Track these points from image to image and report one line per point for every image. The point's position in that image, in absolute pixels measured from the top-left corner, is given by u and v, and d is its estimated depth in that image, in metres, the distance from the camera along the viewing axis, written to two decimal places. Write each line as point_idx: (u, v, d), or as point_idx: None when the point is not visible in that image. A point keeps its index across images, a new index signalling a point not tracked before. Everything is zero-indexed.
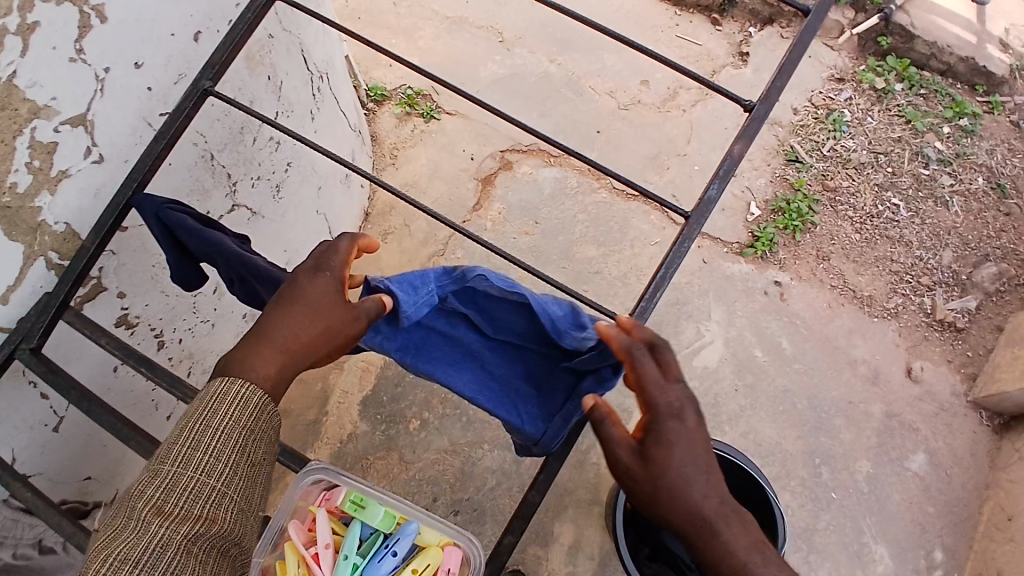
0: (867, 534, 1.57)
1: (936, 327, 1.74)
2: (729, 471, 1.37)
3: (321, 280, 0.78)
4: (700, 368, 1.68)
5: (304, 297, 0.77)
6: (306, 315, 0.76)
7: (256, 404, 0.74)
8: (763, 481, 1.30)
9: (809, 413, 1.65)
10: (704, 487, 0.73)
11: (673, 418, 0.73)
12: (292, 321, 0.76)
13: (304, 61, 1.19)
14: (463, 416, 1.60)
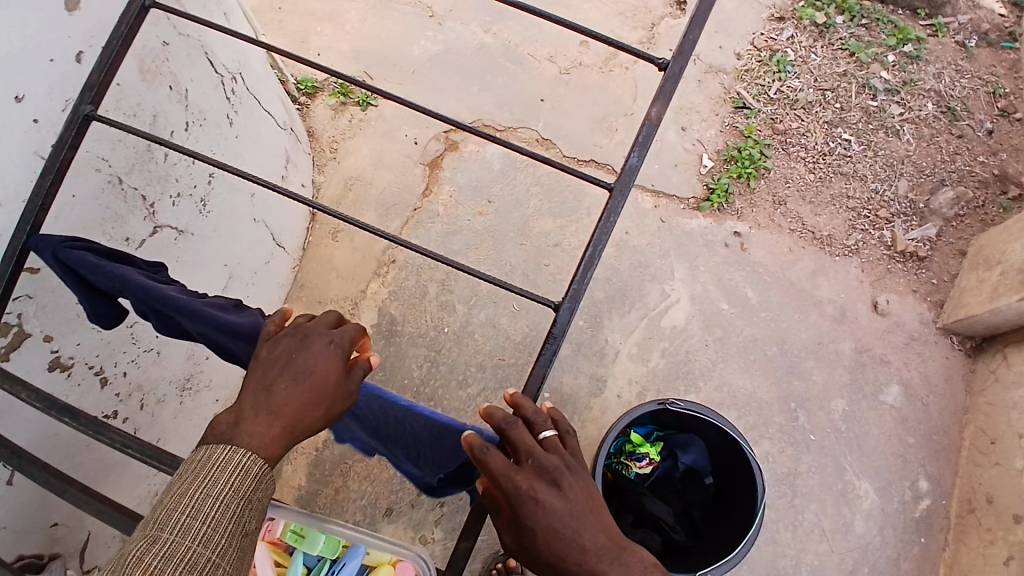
0: (850, 472, 1.58)
1: (899, 258, 1.74)
2: (708, 429, 1.36)
3: (335, 354, 0.70)
4: (669, 329, 1.67)
5: (312, 369, 0.68)
6: (316, 391, 0.68)
7: (257, 473, 0.62)
8: (739, 437, 1.29)
9: (781, 359, 1.66)
10: (579, 553, 0.66)
11: (526, 501, 0.66)
12: (298, 395, 0.67)
13: (206, 67, 1.16)
14: (438, 407, 1.59)
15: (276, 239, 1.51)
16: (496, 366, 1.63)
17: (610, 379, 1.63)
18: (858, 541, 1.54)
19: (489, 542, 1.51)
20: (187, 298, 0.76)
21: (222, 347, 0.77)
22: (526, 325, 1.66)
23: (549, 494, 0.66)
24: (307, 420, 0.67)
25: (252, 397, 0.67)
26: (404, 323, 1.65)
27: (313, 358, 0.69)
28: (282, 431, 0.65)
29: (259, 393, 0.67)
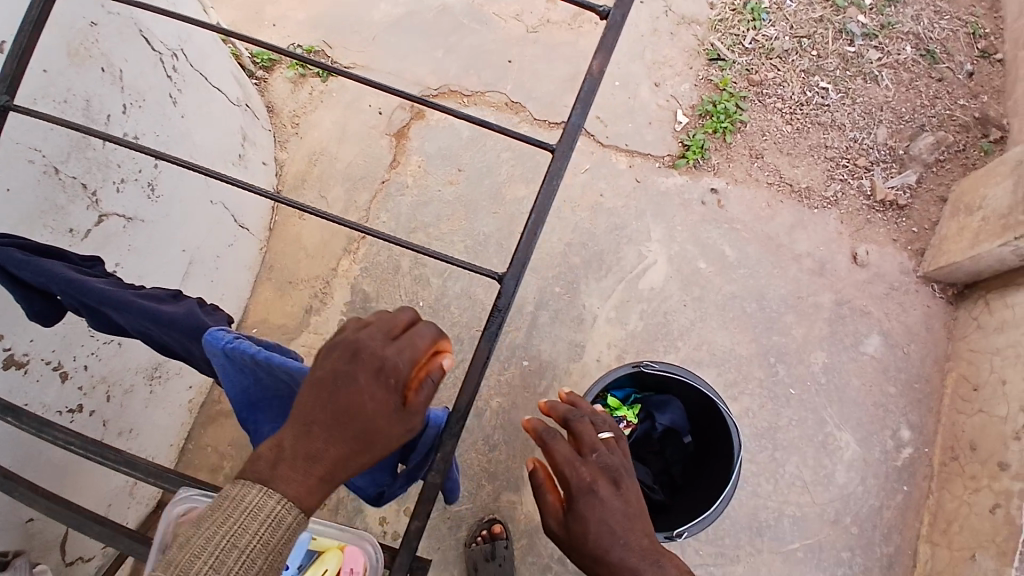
0: (831, 424, 1.59)
1: (879, 207, 1.71)
2: (686, 389, 1.36)
3: (383, 390, 0.56)
4: (647, 291, 1.66)
5: (361, 411, 0.56)
6: (362, 433, 0.56)
7: (291, 523, 0.54)
8: (715, 396, 1.28)
9: (759, 315, 1.65)
10: (626, 548, 0.75)
11: (586, 492, 0.75)
12: (341, 440, 0.56)
13: (140, 49, 1.15)
14: None
15: (238, 220, 1.50)
16: (473, 337, 1.61)
17: (589, 344, 1.62)
18: (840, 492, 1.55)
19: (474, 511, 1.52)
20: (121, 292, 0.76)
21: (158, 338, 0.79)
22: None
23: (609, 491, 0.76)
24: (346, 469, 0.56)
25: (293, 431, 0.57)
26: (378, 298, 1.63)
27: (362, 392, 0.56)
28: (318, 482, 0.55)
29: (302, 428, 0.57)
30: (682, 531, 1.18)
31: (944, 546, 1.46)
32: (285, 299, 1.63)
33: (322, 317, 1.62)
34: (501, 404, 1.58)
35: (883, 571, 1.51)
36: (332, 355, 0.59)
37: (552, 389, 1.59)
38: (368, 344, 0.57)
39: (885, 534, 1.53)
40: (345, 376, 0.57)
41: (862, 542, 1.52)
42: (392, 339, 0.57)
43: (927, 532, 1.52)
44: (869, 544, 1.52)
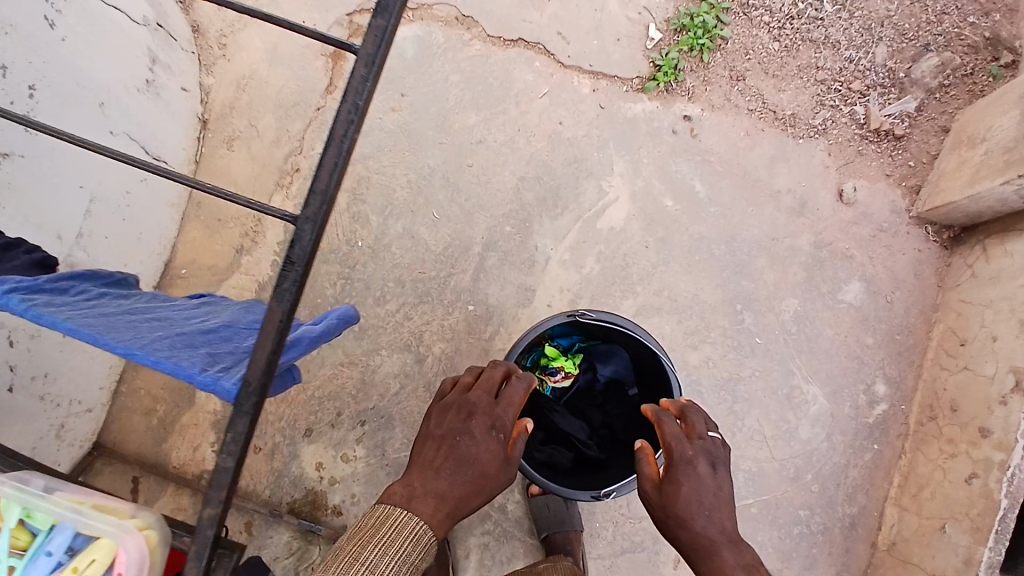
0: (797, 376, 1.48)
1: (872, 138, 1.52)
2: (632, 343, 1.25)
3: (493, 438, 0.99)
4: (606, 231, 1.52)
5: (477, 456, 0.97)
6: (479, 466, 0.96)
7: (422, 535, 0.88)
8: (661, 355, 1.18)
9: (727, 257, 1.51)
10: (707, 519, 0.99)
11: (686, 465, 1.03)
12: (463, 475, 0.95)
13: None
14: (354, 326, 1.50)
15: (150, 151, 1.40)
16: (415, 281, 1.50)
17: (540, 288, 1.50)
18: (802, 447, 1.46)
19: None
20: None
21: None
22: (447, 233, 1.52)
23: (702, 472, 1.02)
24: (467, 497, 0.94)
25: (427, 468, 0.96)
26: None
27: (483, 445, 0.98)
28: (446, 507, 0.92)
29: (434, 465, 0.96)
30: (613, 490, 1.12)
31: (912, 511, 1.38)
32: (216, 239, 1.55)
33: (254, 257, 1.54)
34: (444, 351, 1.48)
35: (843, 530, 1.44)
36: (454, 414, 1.03)
37: (498, 335, 1.49)
38: (484, 409, 1.03)
39: (848, 494, 1.45)
40: (466, 431, 0.99)
41: (823, 501, 1.45)
42: (496, 400, 1.04)
43: (895, 494, 1.44)
44: (830, 503, 1.45)
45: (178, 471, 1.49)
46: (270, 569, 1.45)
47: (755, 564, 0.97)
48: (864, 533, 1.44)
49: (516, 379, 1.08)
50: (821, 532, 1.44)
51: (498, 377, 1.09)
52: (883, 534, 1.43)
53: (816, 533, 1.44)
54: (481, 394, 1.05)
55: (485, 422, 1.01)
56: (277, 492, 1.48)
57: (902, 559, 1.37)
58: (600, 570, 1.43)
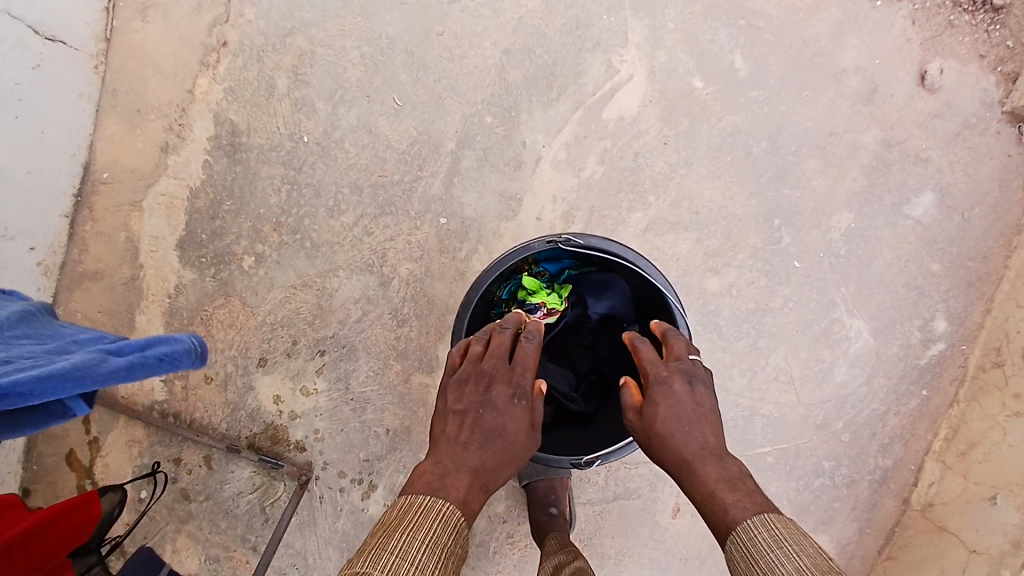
0: (840, 308, 1.23)
1: (966, 5, 1.21)
2: (635, 278, 1.00)
3: (520, 409, 0.75)
4: (613, 123, 1.22)
5: (505, 430, 0.72)
6: (511, 443, 0.72)
7: (452, 521, 0.64)
8: (672, 300, 0.92)
9: (768, 158, 1.23)
10: (688, 437, 0.77)
11: (661, 384, 0.81)
12: (495, 452, 0.71)
13: None
14: (305, 243, 1.25)
15: (39, 29, 1.15)
16: (375, 186, 1.24)
17: (527, 197, 1.22)
18: (835, 392, 1.24)
19: (380, 393, 1.29)
20: None
21: None
22: (412, 125, 1.23)
23: (681, 386, 0.81)
24: (500, 474, 0.72)
25: (449, 447, 0.71)
26: (249, 132, 1.25)
27: (508, 415, 0.74)
28: (480, 488, 0.69)
29: (457, 443, 0.71)
30: (598, 458, 0.91)
31: (957, 472, 1.20)
32: (134, 134, 1.28)
33: (181, 157, 1.27)
34: (412, 272, 1.24)
35: (872, 485, 1.25)
36: (467, 385, 0.77)
37: (476, 254, 1.23)
38: (498, 374, 0.77)
39: (883, 445, 1.25)
40: (487, 402, 0.74)
41: (852, 451, 1.25)
42: (512, 364, 0.79)
43: (939, 448, 1.24)
44: (860, 454, 1.25)
45: (126, 403, 1.33)
46: (233, 503, 1.35)
47: (744, 479, 0.75)
48: (896, 488, 1.25)
49: (525, 336, 0.83)
50: (847, 486, 1.25)
51: (507, 338, 0.83)
52: (918, 493, 1.24)
53: (840, 487, 1.25)
54: (487, 353, 0.80)
55: (506, 386, 0.76)
56: (233, 426, 1.33)
57: (937, 524, 1.20)
58: (590, 515, 1.29)
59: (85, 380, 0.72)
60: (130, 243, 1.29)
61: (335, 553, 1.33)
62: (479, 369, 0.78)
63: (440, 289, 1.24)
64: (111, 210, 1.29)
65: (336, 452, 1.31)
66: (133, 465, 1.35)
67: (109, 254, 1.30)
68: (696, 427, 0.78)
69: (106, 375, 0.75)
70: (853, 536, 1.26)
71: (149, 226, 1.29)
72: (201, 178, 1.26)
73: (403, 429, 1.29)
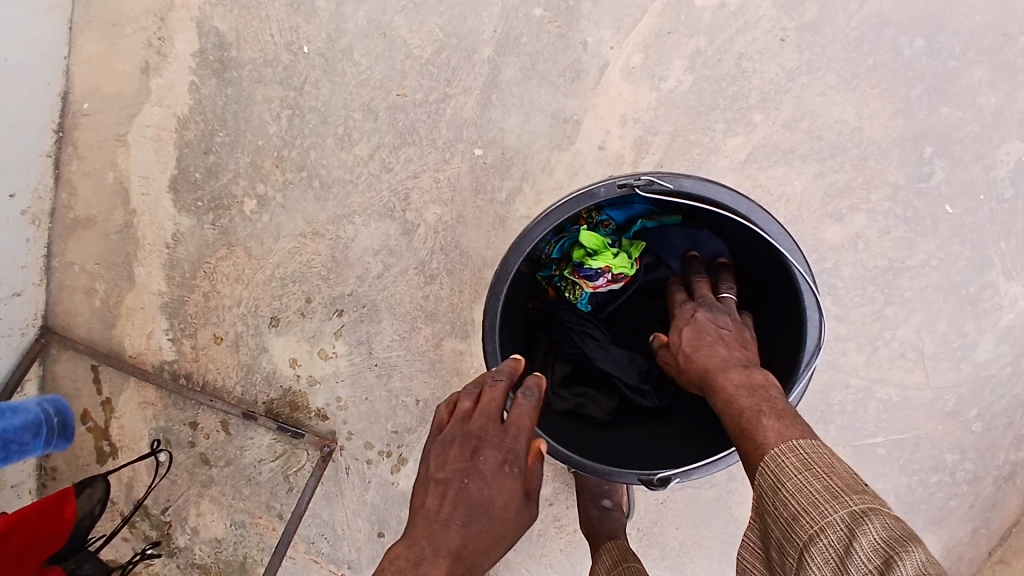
0: (996, 268, 0.92)
1: None
2: (754, 239, 0.74)
3: (512, 479, 0.57)
4: (705, 15, 0.90)
5: (493, 506, 0.55)
6: (501, 522, 0.55)
7: None
8: (805, 276, 0.64)
9: (922, 58, 0.89)
10: (710, 349, 0.67)
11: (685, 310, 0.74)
12: (480, 534, 0.54)
13: None
14: (313, 181, 1.03)
15: None
16: (393, 108, 0.99)
17: (586, 121, 0.94)
18: (974, 373, 0.95)
19: (408, 359, 1.09)
20: None
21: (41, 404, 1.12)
22: (437, 25, 0.96)
23: (704, 309, 0.72)
24: (487, 563, 0.55)
25: (426, 527, 0.54)
26: (238, 43, 1.02)
27: (495, 489, 0.56)
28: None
29: (435, 521, 0.54)
30: (676, 476, 0.69)
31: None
32: (112, 52, 1.07)
33: (165, 79, 1.05)
34: (441, 218, 1.01)
35: (996, 481, 0.98)
36: (451, 448, 0.59)
37: (519, 194, 0.98)
38: (486, 433, 0.59)
39: (1017, 437, 0.97)
40: (473, 471, 0.57)
41: (981, 443, 0.97)
42: (505, 423, 0.60)
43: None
44: (989, 447, 0.97)
45: (133, 362, 1.17)
46: (255, 471, 1.22)
47: (769, 385, 0.61)
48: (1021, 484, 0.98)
49: (522, 390, 0.63)
50: (968, 483, 0.99)
51: (500, 393, 0.63)
52: None
53: (960, 484, 0.99)
54: (474, 409, 0.62)
55: (492, 451, 0.58)
56: (249, 390, 1.17)
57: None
58: (651, 505, 1.09)
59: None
60: (120, 184, 1.11)
61: (365, 527, 1.18)
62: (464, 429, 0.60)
63: (475, 239, 1.01)
64: (96, 145, 1.10)
65: (362, 422, 1.14)
66: (148, 428, 1.23)
67: (98, 198, 1.12)
68: (722, 344, 0.67)
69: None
70: (964, 537, 1.01)
71: (137, 164, 1.09)
72: (188, 103, 1.05)
73: (435, 400, 1.11)
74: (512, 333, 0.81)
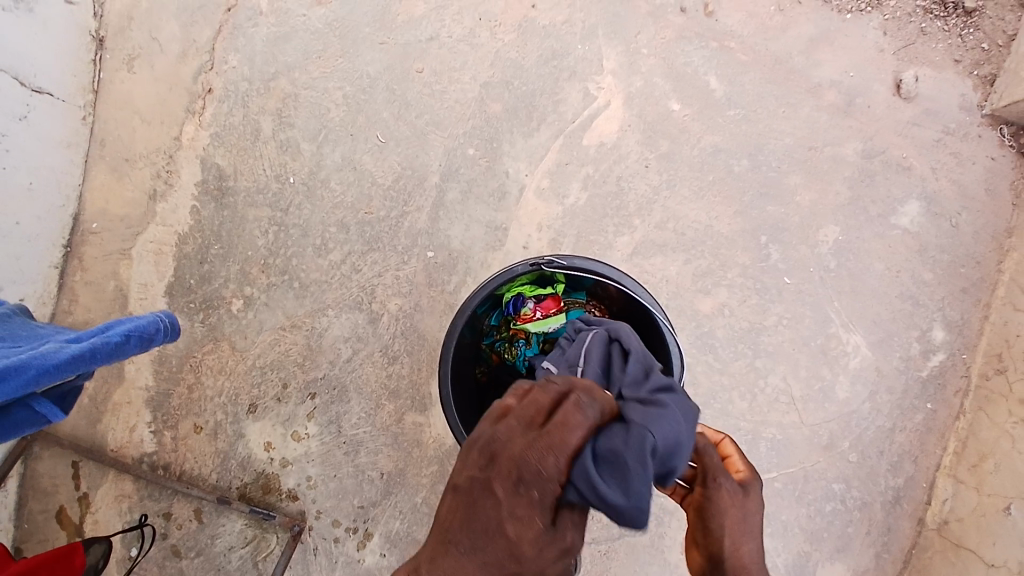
0: (838, 323, 1.20)
1: (937, 10, 1.22)
2: (626, 304, 1.01)
3: (529, 506, 0.54)
4: (594, 149, 1.22)
5: (504, 533, 0.53)
6: (513, 551, 0.53)
7: None
8: (661, 318, 0.91)
9: (753, 175, 1.22)
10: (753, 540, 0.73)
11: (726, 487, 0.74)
12: (486, 561, 0.53)
13: None
14: (293, 283, 1.25)
15: (26, 81, 1.15)
16: (361, 223, 1.24)
17: (512, 227, 1.21)
18: (841, 410, 1.20)
19: (374, 435, 1.25)
20: None
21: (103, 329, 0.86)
22: (396, 162, 1.24)
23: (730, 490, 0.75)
24: None
25: (434, 545, 0.55)
26: (235, 176, 1.27)
27: (507, 513, 0.53)
28: None
29: (442, 540, 0.54)
30: None
31: (970, 486, 1.14)
32: (123, 183, 1.29)
33: (169, 204, 1.28)
34: (401, 308, 1.23)
35: (885, 505, 1.19)
36: (471, 453, 0.58)
37: (464, 285, 1.21)
38: (512, 446, 0.56)
39: (893, 464, 1.19)
40: (484, 489, 0.55)
41: (863, 472, 1.19)
42: (538, 435, 0.56)
43: (949, 463, 1.18)
44: (872, 474, 1.19)
45: (114, 454, 1.29)
46: (225, 559, 1.29)
47: None
48: (910, 508, 1.19)
49: (578, 400, 0.60)
50: (859, 509, 1.19)
51: (548, 394, 0.61)
52: (933, 511, 1.18)
53: (853, 509, 1.19)
54: (511, 418, 0.59)
55: (507, 472, 0.54)
56: (224, 476, 1.28)
57: (954, 542, 1.14)
58: (595, 557, 1.23)
59: (51, 368, 0.74)
60: (119, 291, 1.28)
61: None
62: (491, 435, 0.58)
63: (431, 324, 1.22)
64: (100, 258, 1.28)
65: (329, 499, 1.26)
66: (122, 520, 1.30)
67: (97, 304, 1.28)
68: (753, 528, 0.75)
69: (75, 358, 0.77)
70: (869, 562, 1.19)
71: (136, 274, 1.28)
72: (188, 224, 1.27)
73: (398, 471, 1.25)
74: (462, 392, 1.01)
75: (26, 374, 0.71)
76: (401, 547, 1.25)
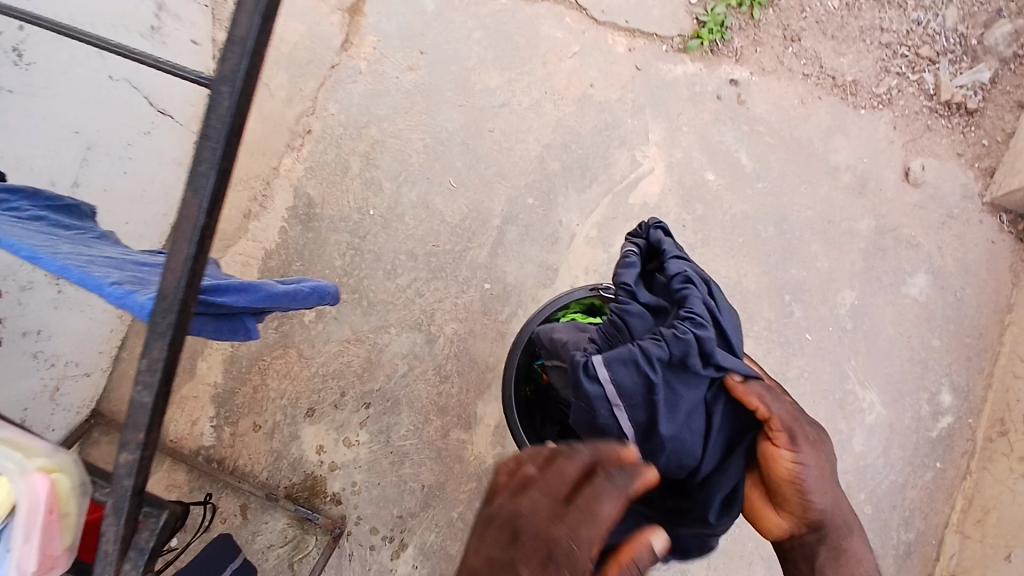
0: (853, 381, 1.34)
1: (942, 111, 1.43)
2: None
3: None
4: (637, 207, 1.41)
5: None
6: None
7: None
8: None
9: (776, 241, 1.39)
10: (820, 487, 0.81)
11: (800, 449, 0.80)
12: None
13: None
14: (362, 301, 1.40)
15: (154, 102, 1.34)
16: (428, 254, 1.40)
17: (562, 268, 1.39)
18: (856, 462, 1.31)
19: (418, 448, 1.36)
20: None
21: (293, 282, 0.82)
22: (463, 205, 1.42)
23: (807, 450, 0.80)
24: None
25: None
26: (322, 205, 1.45)
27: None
28: None
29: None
30: None
31: (975, 538, 1.26)
32: None
33: (260, 224, 1.45)
34: (456, 332, 1.38)
35: (897, 558, 1.29)
36: (494, 530, 0.64)
37: (515, 316, 1.38)
38: (540, 518, 0.63)
39: (904, 519, 1.30)
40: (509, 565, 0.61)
41: (876, 524, 1.29)
42: (570, 512, 0.63)
43: (956, 520, 1.30)
44: (885, 528, 1.30)
45: (173, 446, 1.38)
46: (262, 557, 1.36)
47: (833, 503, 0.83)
48: (919, 562, 1.30)
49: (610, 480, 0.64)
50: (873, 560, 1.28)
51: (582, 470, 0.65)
52: (940, 565, 1.29)
53: None
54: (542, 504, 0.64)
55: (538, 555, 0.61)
56: (273, 475, 1.38)
57: None
58: None
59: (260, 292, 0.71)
60: None
61: None
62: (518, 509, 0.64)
63: (481, 348, 1.38)
64: None
65: (371, 507, 1.36)
66: None
67: None
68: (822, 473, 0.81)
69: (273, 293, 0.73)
70: None
71: None
72: (275, 242, 1.44)
73: (438, 484, 1.36)
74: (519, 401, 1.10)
75: (251, 289, 0.71)
76: (433, 561, 1.34)
